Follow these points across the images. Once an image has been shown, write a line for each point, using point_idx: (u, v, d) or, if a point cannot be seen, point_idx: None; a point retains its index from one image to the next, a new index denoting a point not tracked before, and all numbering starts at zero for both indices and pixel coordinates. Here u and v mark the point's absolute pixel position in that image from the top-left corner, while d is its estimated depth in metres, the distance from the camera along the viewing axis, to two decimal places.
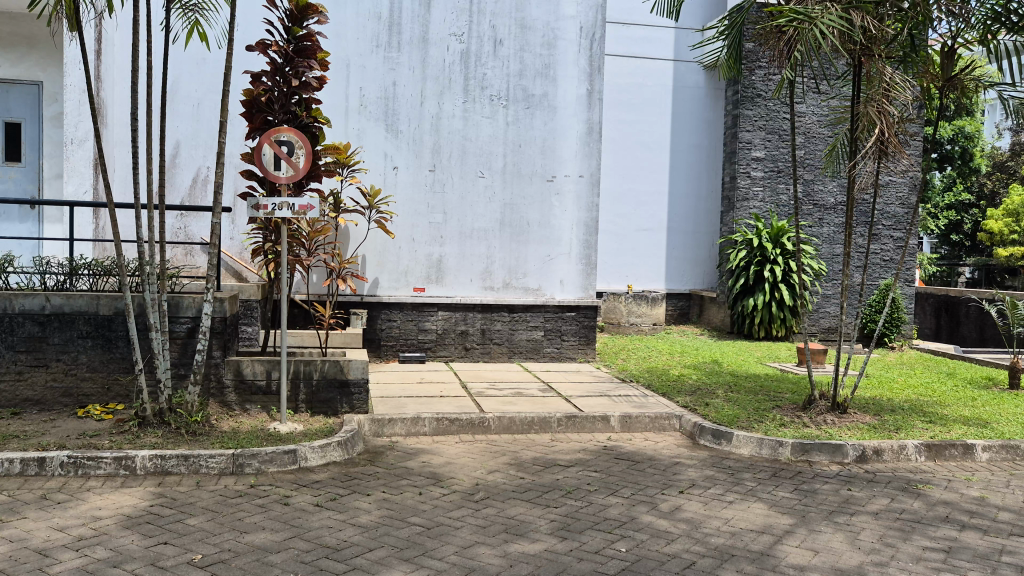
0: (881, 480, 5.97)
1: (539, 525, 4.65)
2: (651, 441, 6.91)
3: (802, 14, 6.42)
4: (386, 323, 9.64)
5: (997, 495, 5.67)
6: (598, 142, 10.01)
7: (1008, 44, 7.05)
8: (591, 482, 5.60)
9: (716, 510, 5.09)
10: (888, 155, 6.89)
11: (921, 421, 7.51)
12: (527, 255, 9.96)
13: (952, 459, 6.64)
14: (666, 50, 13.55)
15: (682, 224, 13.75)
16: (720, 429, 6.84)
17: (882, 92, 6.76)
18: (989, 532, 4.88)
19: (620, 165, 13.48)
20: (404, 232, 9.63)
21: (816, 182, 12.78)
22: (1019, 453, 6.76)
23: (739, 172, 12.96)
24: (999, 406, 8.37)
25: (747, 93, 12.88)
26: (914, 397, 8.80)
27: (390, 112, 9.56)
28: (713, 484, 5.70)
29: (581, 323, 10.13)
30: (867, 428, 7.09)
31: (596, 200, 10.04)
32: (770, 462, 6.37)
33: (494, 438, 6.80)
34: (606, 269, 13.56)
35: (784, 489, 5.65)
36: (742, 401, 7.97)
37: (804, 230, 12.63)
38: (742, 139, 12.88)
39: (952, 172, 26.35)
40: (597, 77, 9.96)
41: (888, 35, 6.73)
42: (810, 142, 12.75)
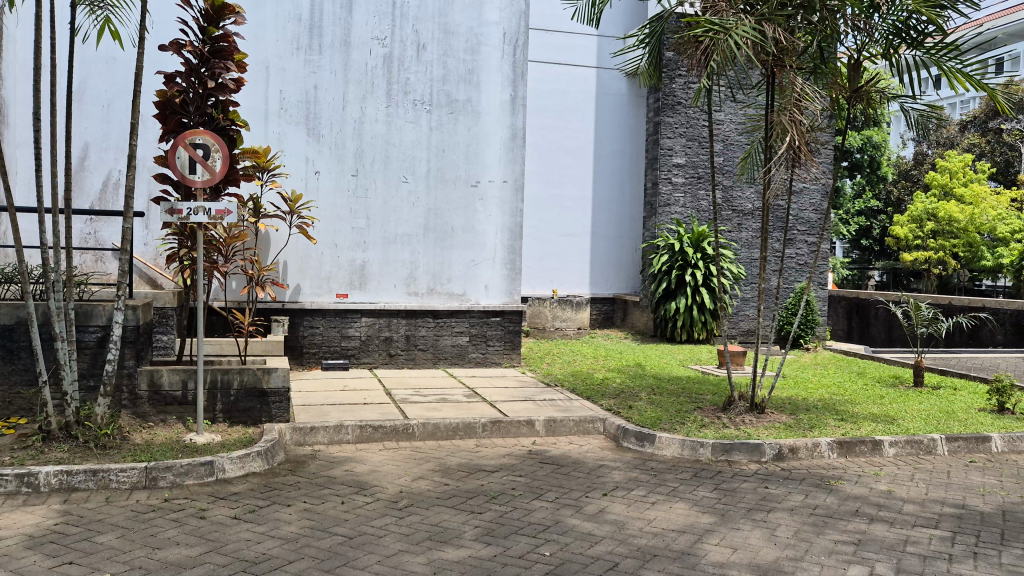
0: (796, 477, 6.15)
1: (463, 532, 4.62)
2: (575, 444, 6.97)
3: (718, 25, 6.61)
4: (308, 331, 9.46)
5: (903, 489, 5.91)
6: (522, 148, 10.07)
7: (909, 59, 7.22)
8: (516, 487, 5.61)
9: (639, 512, 5.16)
10: (800, 163, 7.05)
11: (833, 419, 7.77)
12: (452, 261, 9.94)
13: (862, 455, 6.88)
14: (588, 58, 13.72)
15: (605, 230, 13.94)
16: (643, 432, 6.94)
17: (794, 101, 6.94)
18: (895, 524, 5.08)
19: (544, 171, 13.58)
20: (326, 238, 9.48)
21: (735, 188, 13.14)
22: (923, 448, 7.06)
23: (660, 178, 13.21)
24: (906, 403, 8.72)
25: (667, 101, 13.15)
26: (827, 396, 9.11)
27: (311, 115, 9.40)
28: (636, 486, 5.77)
29: (505, 329, 10.17)
30: (784, 427, 7.30)
31: (520, 206, 10.10)
32: (691, 463, 6.49)
33: (418, 445, 6.75)
34: (531, 274, 13.62)
35: (704, 489, 5.76)
36: (664, 403, 8.12)
37: (723, 235, 12.93)
38: (663, 146, 13.13)
39: (863, 180, 27.95)
40: (520, 83, 10.03)
41: (799, 47, 6.99)
42: (728, 149, 13.09)
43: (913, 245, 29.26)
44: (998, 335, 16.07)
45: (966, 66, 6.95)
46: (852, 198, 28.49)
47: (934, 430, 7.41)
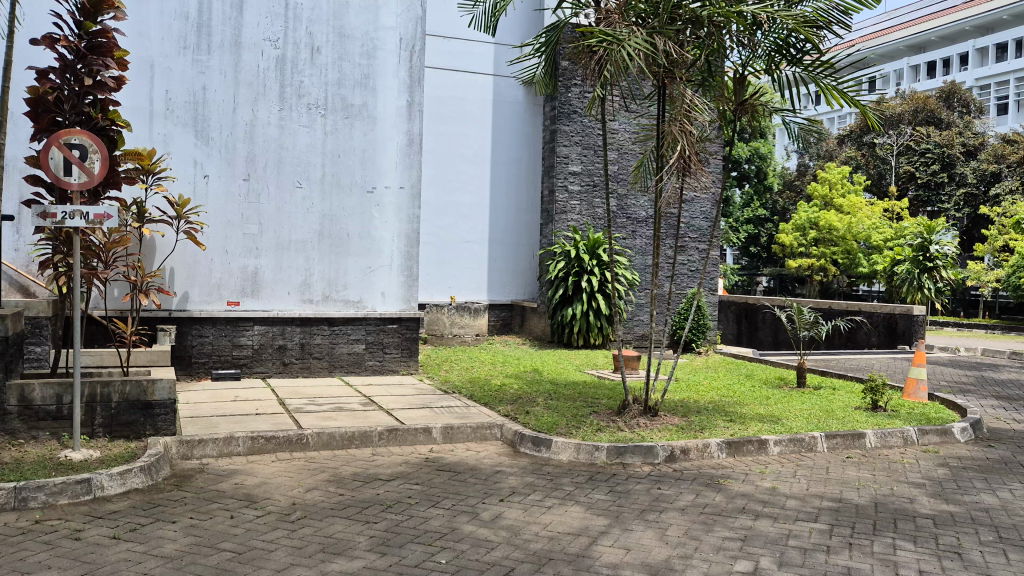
0: (687, 477, 6.33)
1: (357, 543, 4.54)
2: (472, 451, 6.96)
3: (611, 36, 6.81)
4: (196, 340, 9.12)
5: (786, 485, 6.17)
6: (419, 154, 10.03)
7: (790, 76, 7.53)
8: (412, 495, 5.55)
9: (536, 516, 5.19)
10: (690, 172, 7.27)
11: (723, 420, 8.03)
12: (347, 267, 9.78)
13: (749, 454, 7.14)
14: (485, 66, 13.79)
15: (503, 236, 14.03)
16: (540, 437, 7.01)
17: (684, 112, 7.16)
18: (779, 519, 5.30)
19: (442, 178, 13.55)
20: (215, 243, 9.18)
21: (629, 196, 13.47)
22: (805, 446, 7.38)
23: (557, 186, 13.39)
24: (789, 403, 9.12)
25: (563, 109, 13.35)
26: (717, 398, 9.43)
27: (199, 117, 9.08)
28: (532, 491, 5.81)
29: (402, 336, 10.08)
30: (676, 429, 7.51)
31: (417, 212, 10.05)
32: (587, 466, 6.59)
33: (312, 455, 6.60)
34: (429, 281, 13.54)
35: (599, 491, 5.85)
36: (560, 408, 8.21)
37: (618, 242, 13.21)
38: (559, 154, 13.31)
39: (751, 190, 29.33)
40: (417, 89, 9.99)
41: (688, 60, 7.23)
42: (622, 157, 13.40)
43: (797, 251, 30.88)
44: (873, 337, 16.98)
45: (840, 83, 7.29)
46: (741, 206, 29.92)
47: (815, 428, 7.77)
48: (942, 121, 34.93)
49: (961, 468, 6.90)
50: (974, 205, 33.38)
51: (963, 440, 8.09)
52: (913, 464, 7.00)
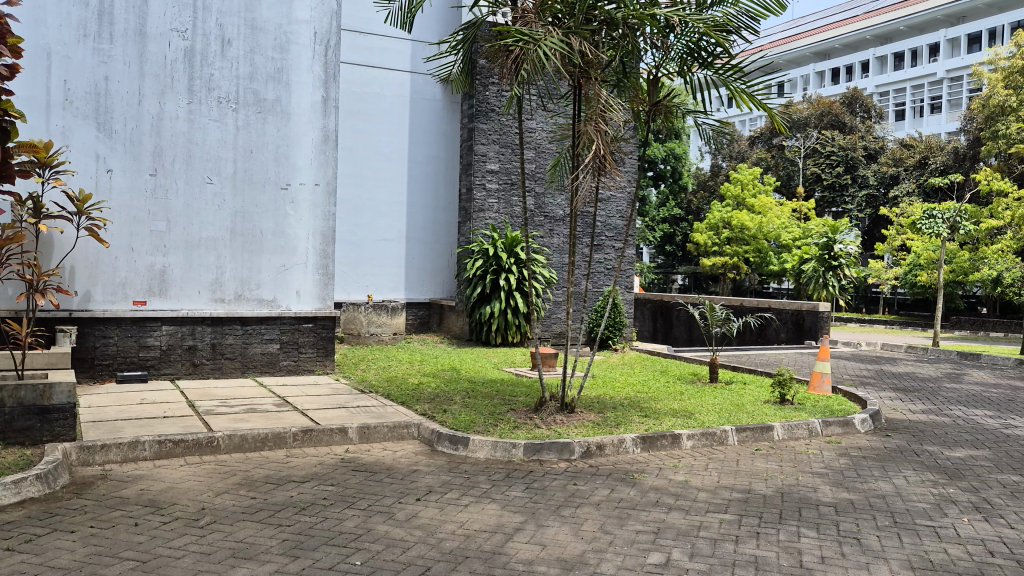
0: (602, 472, 6.42)
1: (269, 547, 4.43)
2: (389, 450, 6.90)
3: (527, 35, 6.84)
4: (100, 341, 8.76)
5: (698, 478, 6.32)
6: (334, 151, 9.90)
7: (701, 78, 7.69)
8: (326, 497, 5.46)
9: (452, 514, 5.19)
10: (605, 171, 7.38)
11: (637, 416, 8.18)
12: (260, 266, 9.56)
13: (662, 448, 7.29)
14: (401, 62, 13.69)
15: (421, 235, 13.96)
16: (457, 435, 7.00)
17: (599, 112, 7.26)
18: (690, 511, 5.42)
19: (358, 175, 13.36)
20: (120, 241, 8.83)
21: (546, 195, 13.57)
22: (716, 439, 7.57)
23: (475, 184, 13.37)
24: (701, 398, 9.36)
25: (481, 108, 13.35)
26: (632, 394, 9.60)
27: (101, 109, 8.71)
28: (449, 489, 5.80)
29: (318, 335, 9.93)
30: (592, 425, 7.61)
31: (332, 210, 9.92)
32: (503, 464, 6.61)
33: (223, 458, 6.42)
34: (346, 280, 13.33)
35: (516, 489, 5.87)
36: (477, 406, 8.22)
37: (535, 240, 13.29)
38: (477, 152, 13.31)
39: (666, 190, 30.17)
40: (332, 84, 9.87)
41: (603, 60, 7.30)
42: (539, 156, 13.50)
43: (710, 249, 31.87)
44: (782, 333, 17.59)
45: (749, 86, 7.50)
46: (657, 206, 30.73)
47: (726, 422, 7.98)
48: (845, 125, 36.44)
49: (860, 457, 7.21)
50: (874, 206, 34.92)
51: (863, 430, 8.45)
52: (816, 455, 7.27)
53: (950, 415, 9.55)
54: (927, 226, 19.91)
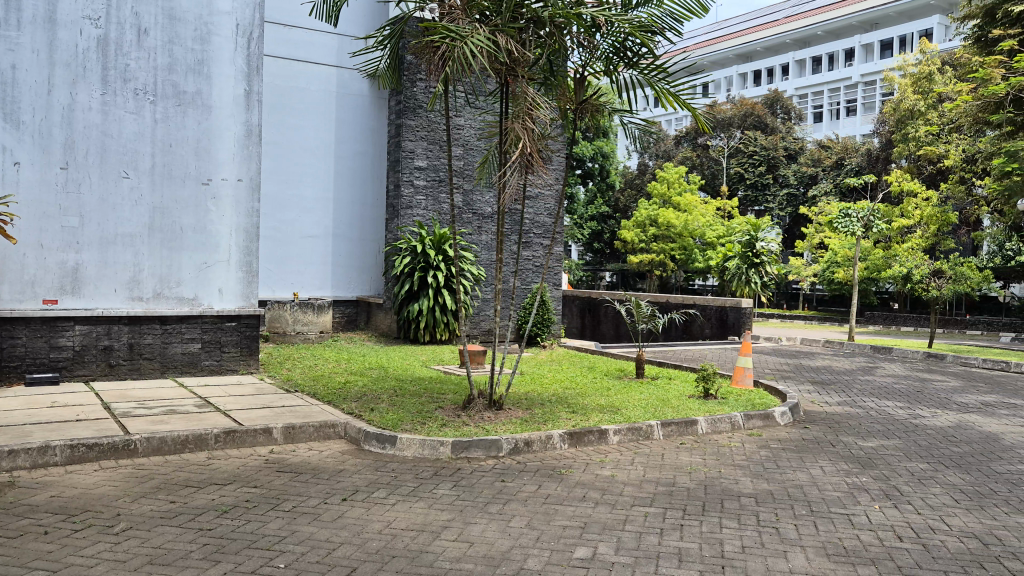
0: (530, 469, 6.46)
1: (189, 552, 4.32)
2: (315, 450, 6.80)
3: (454, 32, 6.83)
4: (7, 342, 8.37)
5: (624, 473, 6.42)
6: (258, 146, 9.72)
7: (627, 78, 7.82)
8: (250, 499, 5.35)
9: (378, 514, 5.14)
10: (532, 168, 7.41)
11: (565, 412, 8.24)
12: (180, 263, 9.30)
13: (589, 444, 7.36)
14: (327, 56, 13.49)
15: (348, 231, 13.80)
16: (385, 434, 6.94)
17: (526, 110, 7.26)
18: (616, 505, 5.50)
19: (283, 170, 13.12)
20: (29, 236, 8.44)
21: (474, 192, 13.57)
22: (642, 434, 7.70)
23: (402, 181, 13.26)
24: (627, 393, 9.50)
25: (408, 104, 13.26)
26: (559, 390, 9.68)
27: (8, 98, 8.31)
28: (376, 488, 5.74)
29: (242, 334, 9.74)
30: (519, 422, 7.64)
31: (255, 206, 9.73)
32: (431, 462, 6.58)
33: (141, 462, 6.22)
34: (270, 277, 13.05)
35: (443, 487, 5.85)
36: (405, 404, 8.16)
37: (463, 238, 13.27)
38: (405, 148, 13.21)
39: (595, 187, 30.65)
40: (255, 78, 9.67)
41: (530, 59, 7.33)
42: (467, 153, 13.49)
43: (637, 246, 32.44)
44: (706, 329, 17.99)
45: (674, 86, 7.61)
46: (585, 204, 31.16)
47: (652, 417, 8.12)
48: (767, 126, 37.50)
49: (780, 449, 7.43)
50: (795, 205, 36.02)
51: (783, 423, 8.70)
52: (738, 448, 7.46)
53: (864, 406, 9.92)
54: (843, 225, 20.60)
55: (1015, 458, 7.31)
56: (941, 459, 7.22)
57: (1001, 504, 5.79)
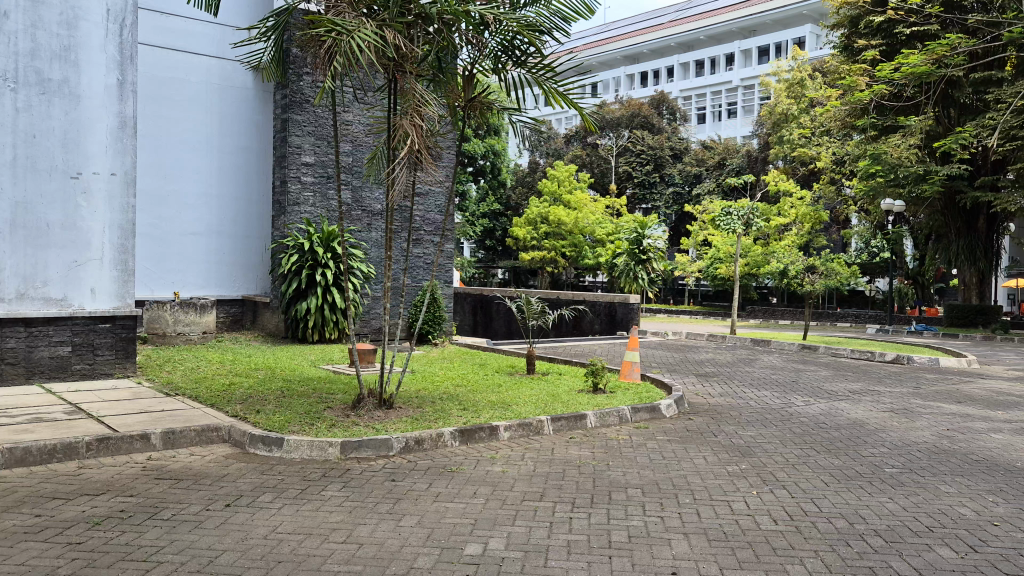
0: (420, 467, 6.42)
1: (56, 568, 4.09)
2: (197, 455, 6.56)
3: (340, 25, 6.67)
4: None
5: (515, 468, 6.48)
6: (132, 139, 9.31)
7: (515, 77, 7.81)
8: (124, 509, 5.10)
9: (264, 518, 5.00)
10: (421, 165, 7.38)
11: (457, 409, 8.25)
12: (47, 262, 8.75)
13: (481, 440, 7.39)
14: (208, 46, 13.05)
15: (232, 228, 13.40)
16: (271, 437, 6.76)
17: (414, 106, 7.22)
18: (507, 500, 5.55)
19: (161, 164, 12.55)
20: None
21: (363, 189, 13.39)
22: (532, 429, 7.79)
23: (289, 176, 12.91)
24: (518, 389, 9.58)
25: (294, 98, 12.94)
26: (450, 387, 9.66)
27: None
28: (261, 492, 5.59)
29: (117, 336, 9.31)
30: (410, 420, 7.57)
31: (130, 201, 9.32)
32: (319, 463, 6.45)
33: (3, 474, 5.83)
34: (148, 276, 12.47)
35: (332, 488, 5.75)
36: (293, 405, 7.97)
37: (352, 235, 13.07)
38: (291, 143, 12.87)
39: (487, 184, 30.83)
40: (129, 67, 9.26)
41: (417, 55, 7.27)
42: (356, 150, 13.29)
43: (529, 243, 32.79)
44: (596, 325, 18.38)
45: (561, 86, 7.65)
46: (477, 201, 31.31)
47: (542, 412, 8.22)
48: (653, 127, 38.56)
49: (665, 441, 7.66)
50: (680, 203, 37.22)
51: (668, 415, 8.97)
52: (625, 440, 7.65)
53: (743, 397, 10.36)
54: (725, 222, 21.42)
55: (879, 442, 7.79)
56: (814, 444, 7.62)
57: (865, 485, 6.17)
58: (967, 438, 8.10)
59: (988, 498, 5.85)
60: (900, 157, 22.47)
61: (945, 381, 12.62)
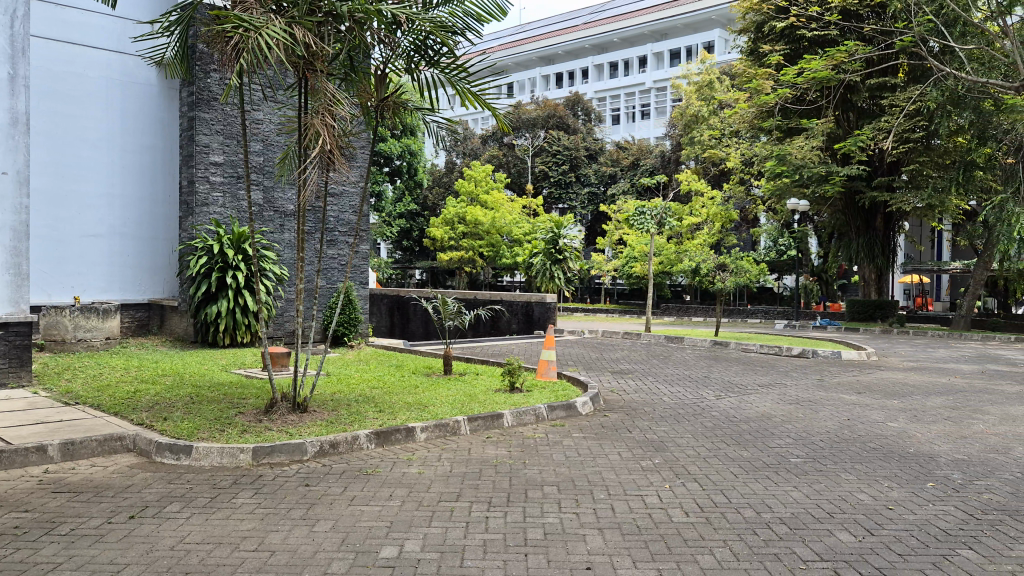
0: (336, 471, 6.35)
1: None
2: (98, 466, 6.31)
3: (247, 22, 6.50)
4: None
5: (431, 469, 6.47)
6: (24, 136, 8.89)
7: (428, 77, 7.76)
8: (19, 525, 4.87)
9: (170, 529, 4.85)
10: (333, 165, 7.28)
11: (372, 411, 8.18)
12: None
13: (396, 442, 7.34)
14: (108, 41, 12.59)
15: (137, 230, 12.95)
16: (178, 444, 6.56)
17: (325, 106, 7.13)
18: (423, 502, 5.54)
19: (60, 163, 12.02)
20: None
21: (275, 189, 13.13)
22: (449, 430, 7.78)
23: (196, 177, 12.54)
24: (435, 390, 9.55)
25: (201, 96, 12.58)
26: (366, 389, 9.56)
27: None
28: (168, 503, 5.42)
29: (10, 344, 8.87)
30: (325, 424, 7.46)
31: (23, 201, 8.89)
32: (230, 470, 6.29)
33: None
34: (45, 280, 11.91)
35: (243, 495, 5.62)
36: (202, 412, 7.75)
37: (264, 236, 12.80)
38: (199, 142, 12.51)
39: (403, 185, 30.68)
40: (20, 61, 8.84)
41: (328, 53, 7.16)
42: (267, 149, 13.03)
43: (446, 243, 32.73)
44: (513, 325, 18.47)
45: (474, 86, 7.68)
46: (394, 201, 31.10)
47: (458, 413, 8.22)
48: (568, 127, 38.98)
49: (580, 438, 7.76)
50: (596, 203, 37.76)
51: (584, 412, 9.10)
52: (542, 439, 7.71)
53: (657, 393, 10.59)
54: (638, 222, 21.80)
55: (785, 434, 8.08)
56: (724, 438, 7.85)
57: (771, 475, 6.39)
58: (866, 427, 8.48)
59: (883, 483, 6.15)
60: (804, 158, 23.36)
61: (847, 373, 13.17)
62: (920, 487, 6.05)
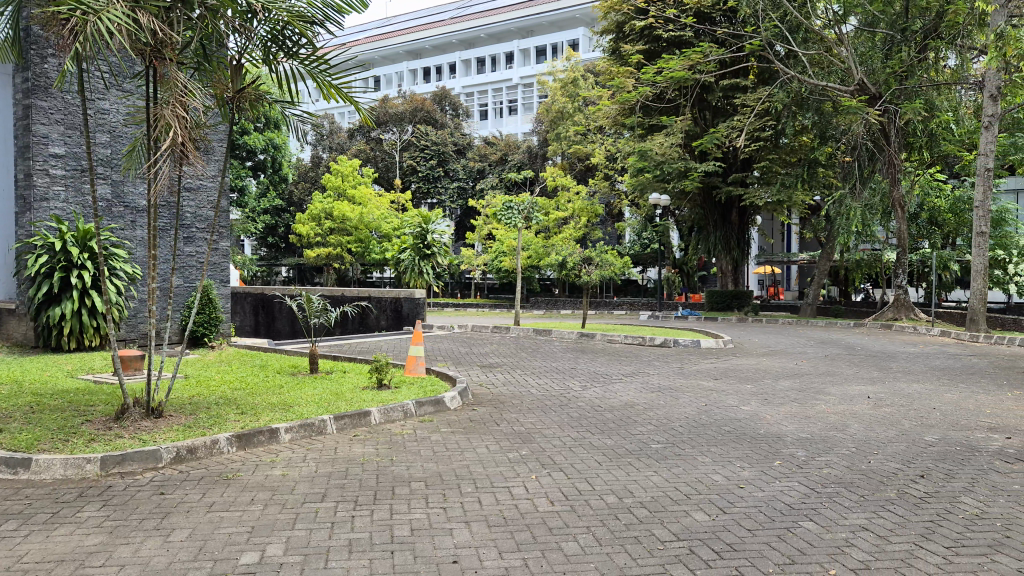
0: (193, 477, 6.08)
1: None
2: None
3: (85, 5, 6.07)
4: None
5: (295, 471, 6.30)
6: None
7: (286, 70, 7.57)
8: None
9: (6, 550, 4.51)
10: (185, 160, 6.92)
11: (234, 413, 7.89)
12: None
13: (259, 444, 7.11)
14: None
15: None
16: (16, 457, 6.12)
17: (177, 97, 6.77)
18: (286, 504, 5.39)
19: None
20: None
21: (124, 183, 12.45)
22: (314, 429, 7.61)
23: (34, 169, 11.68)
24: (300, 390, 9.30)
25: (37, 83, 11.74)
26: (227, 391, 9.21)
27: None
28: (4, 521, 5.04)
29: None
30: (182, 429, 7.13)
31: None
32: (75, 483, 5.91)
33: None
34: None
35: (89, 508, 5.31)
36: (43, 422, 7.24)
37: (112, 233, 12.08)
38: (36, 133, 11.67)
39: (267, 179, 29.80)
40: None
41: (177, 41, 6.81)
42: (113, 141, 12.32)
43: (313, 240, 31.98)
44: (381, 321, 18.32)
45: (335, 79, 7.54)
46: (257, 196, 30.16)
47: (324, 412, 8.05)
48: (436, 122, 38.91)
49: (449, 433, 7.77)
50: (465, 197, 37.88)
51: (452, 407, 9.11)
52: (409, 435, 7.66)
53: (524, 386, 10.74)
54: (507, 217, 21.97)
55: (647, 421, 8.37)
56: (588, 427, 8.06)
57: (633, 461, 6.61)
58: (722, 411, 8.91)
59: (736, 464, 6.48)
60: (664, 154, 24.35)
61: (704, 360, 13.80)
62: (768, 466, 6.42)
